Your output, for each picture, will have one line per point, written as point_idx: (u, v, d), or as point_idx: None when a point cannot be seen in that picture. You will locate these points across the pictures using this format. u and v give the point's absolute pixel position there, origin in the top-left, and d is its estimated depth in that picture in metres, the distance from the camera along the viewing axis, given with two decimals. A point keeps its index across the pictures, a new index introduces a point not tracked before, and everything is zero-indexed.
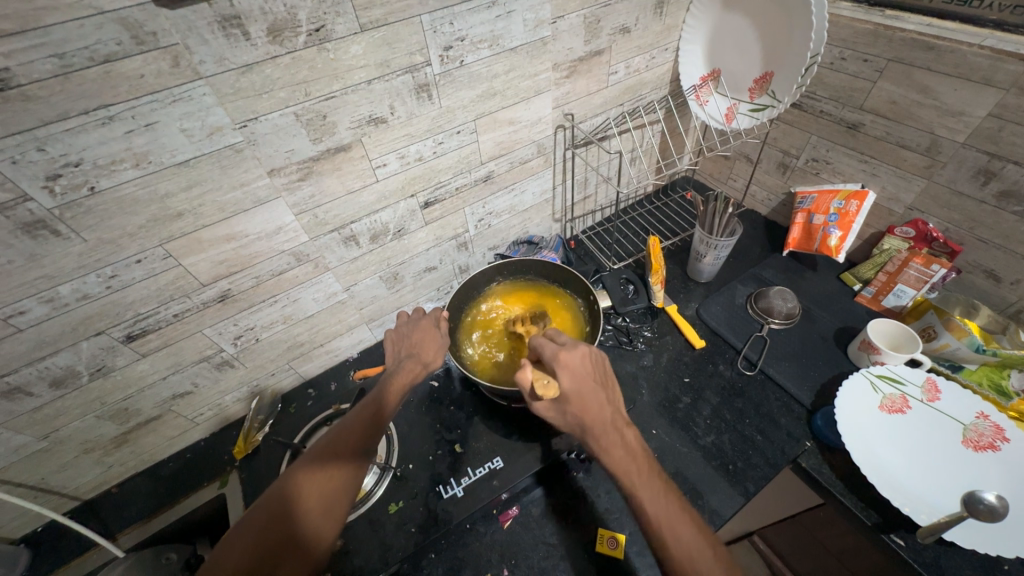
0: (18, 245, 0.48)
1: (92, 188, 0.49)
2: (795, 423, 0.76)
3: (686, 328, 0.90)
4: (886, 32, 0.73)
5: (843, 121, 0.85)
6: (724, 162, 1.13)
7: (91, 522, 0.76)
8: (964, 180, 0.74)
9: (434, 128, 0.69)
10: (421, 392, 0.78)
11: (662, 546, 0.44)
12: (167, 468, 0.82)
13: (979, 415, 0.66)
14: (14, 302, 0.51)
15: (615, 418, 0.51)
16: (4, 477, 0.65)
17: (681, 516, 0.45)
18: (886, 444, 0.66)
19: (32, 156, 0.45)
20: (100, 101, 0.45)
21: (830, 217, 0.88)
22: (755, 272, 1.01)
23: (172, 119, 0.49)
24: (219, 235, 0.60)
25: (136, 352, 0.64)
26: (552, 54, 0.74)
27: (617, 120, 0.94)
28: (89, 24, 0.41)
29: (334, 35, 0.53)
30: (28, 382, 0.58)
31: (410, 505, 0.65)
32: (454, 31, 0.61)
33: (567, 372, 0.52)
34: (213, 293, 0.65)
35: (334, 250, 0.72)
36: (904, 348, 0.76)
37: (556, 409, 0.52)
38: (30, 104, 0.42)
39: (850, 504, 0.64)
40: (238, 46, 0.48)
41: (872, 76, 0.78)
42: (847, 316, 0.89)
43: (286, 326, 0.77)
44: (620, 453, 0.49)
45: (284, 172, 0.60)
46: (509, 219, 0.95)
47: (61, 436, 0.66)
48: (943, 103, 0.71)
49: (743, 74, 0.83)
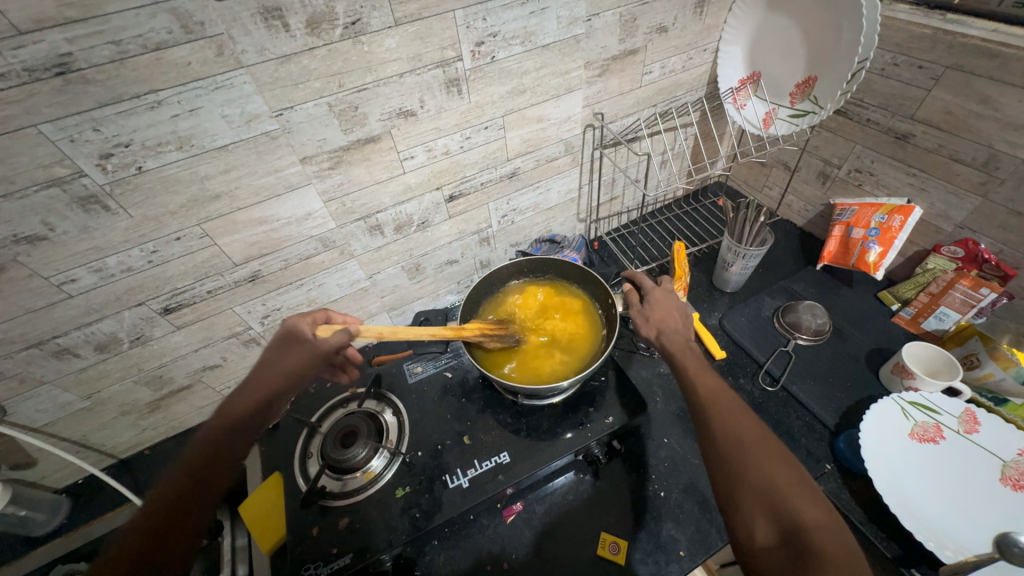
0: (73, 217, 0.52)
1: (140, 168, 0.52)
2: (817, 444, 0.73)
3: (707, 337, 0.87)
4: (946, 37, 0.69)
5: (892, 131, 0.80)
6: (760, 169, 1.09)
7: (125, 479, 0.81)
8: (1023, 200, 0.68)
9: (462, 123, 0.70)
10: (435, 382, 0.80)
11: (722, 427, 0.51)
12: (195, 435, 0.87)
13: (1021, 453, 0.61)
14: (68, 270, 0.56)
15: (687, 334, 0.66)
16: (51, 430, 0.71)
17: (745, 417, 0.52)
18: (913, 474, 0.62)
19: (89, 135, 0.48)
20: (149, 86, 0.48)
21: (871, 232, 0.84)
22: (785, 285, 0.97)
23: (215, 106, 0.52)
24: (252, 218, 0.63)
25: (172, 324, 0.68)
26: (585, 52, 0.73)
27: (648, 121, 0.92)
28: (144, 13, 0.44)
29: (369, 28, 0.54)
30: (76, 345, 0.63)
31: (417, 491, 0.67)
32: (486, 27, 0.62)
33: (657, 296, 0.71)
34: (244, 273, 0.68)
35: (359, 238, 0.74)
36: (942, 374, 0.72)
37: (640, 318, 0.70)
38: (88, 86, 0.45)
39: (868, 530, 0.63)
40: (279, 38, 0.50)
41: (927, 84, 0.73)
42: (882, 337, 0.85)
43: (310, 309, 0.80)
44: (680, 345, 0.64)
45: (316, 161, 0.62)
46: (532, 217, 0.95)
47: (103, 396, 0.71)
48: (1005, 116, 0.66)
49: (785, 78, 0.79)
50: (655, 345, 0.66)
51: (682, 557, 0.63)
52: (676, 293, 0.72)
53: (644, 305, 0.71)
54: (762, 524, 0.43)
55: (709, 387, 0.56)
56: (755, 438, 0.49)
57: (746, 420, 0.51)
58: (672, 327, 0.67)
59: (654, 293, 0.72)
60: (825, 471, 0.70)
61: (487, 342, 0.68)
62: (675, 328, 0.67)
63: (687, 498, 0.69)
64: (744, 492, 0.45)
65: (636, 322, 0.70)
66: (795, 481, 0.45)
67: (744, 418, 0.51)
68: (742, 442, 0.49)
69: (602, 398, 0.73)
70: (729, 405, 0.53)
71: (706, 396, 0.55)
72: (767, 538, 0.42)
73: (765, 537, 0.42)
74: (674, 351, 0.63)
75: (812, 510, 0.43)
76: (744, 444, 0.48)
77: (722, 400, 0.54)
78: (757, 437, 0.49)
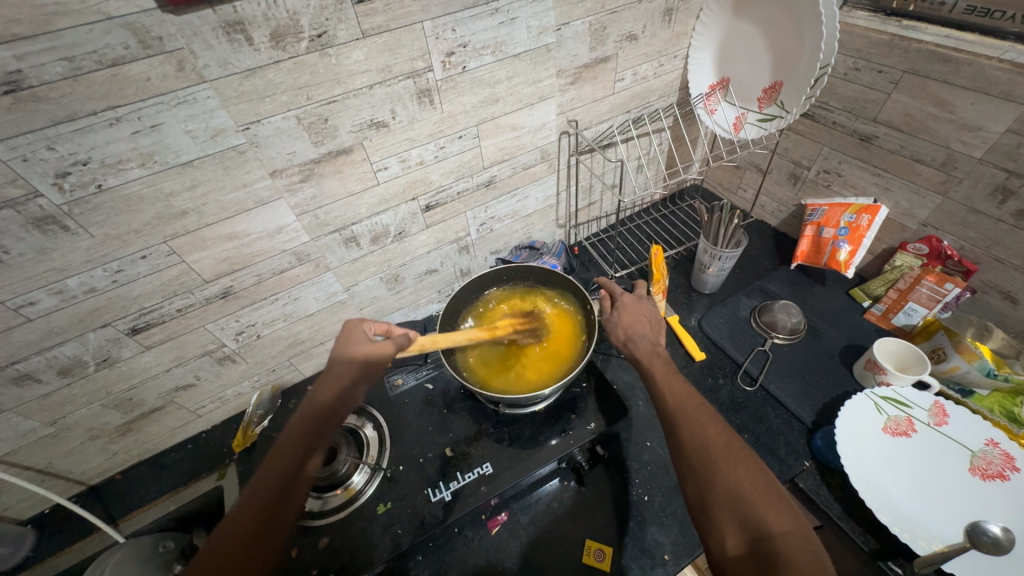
0: (28, 238, 0.50)
1: (100, 186, 0.51)
2: (795, 442, 0.74)
3: (686, 339, 0.89)
4: (902, 42, 0.71)
5: (856, 133, 0.83)
6: (733, 171, 1.11)
7: (95, 506, 0.78)
8: (980, 198, 0.71)
9: (435, 133, 0.70)
10: (415, 394, 0.79)
11: (690, 434, 0.51)
12: (170, 457, 0.84)
13: (988, 443, 0.63)
14: (25, 293, 0.53)
15: (655, 338, 0.67)
16: (13, 460, 0.68)
17: (711, 421, 0.52)
18: (888, 468, 0.64)
19: (43, 154, 0.46)
20: (106, 103, 0.46)
21: (840, 231, 0.86)
22: (760, 285, 0.99)
23: (177, 121, 0.50)
24: (221, 233, 0.61)
25: (141, 344, 0.66)
26: (556, 60, 0.73)
27: (622, 127, 0.93)
28: (98, 29, 0.43)
29: (336, 41, 0.54)
30: (37, 369, 0.60)
31: (399, 506, 0.66)
32: (456, 38, 0.62)
33: (627, 301, 0.73)
34: (215, 290, 0.67)
35: (334, 250, 0.73)
36: (911, 369, 0.73)
37: (611, 325, 0.70)
38: (41, 104, 0.44)
39: (847, 525, 0.64)
40: (242, 51, 0.50)
41: (887, 88, 0.75)
42: (854, 333, 0.87)
43: (286, 323, 0.78)
44: (645, 349, 0.65)
45: (286, 174, 0.61)
46: (511, 224, 0.95)
47: (69, 422, 0.68)
48: (960, 117, 0.68)
49: (753, 83, 0.81)
50: (624, 350, 0.67)
51: (667, 561, 0.64)
52: (648, 300, 0.73)
53: (615, 312, 0.72)
54: (731, 534, 0.44)
55: (677, 396, 0.56)
56: (721, 446, 0.49)
57: (713, 428, 0.51)
58: (641, 332, 0.68)
59: (625, 299, 0.73)
60: (804, 469, 0.71)
61: (522, 338, 0.70)
62: (644, 333, 0.68)
63: (671, 501, 0.69)
64: (713, 503, 0.46)
65: (607, 329, 0.71)
66: (761, 487, 0.45)
67: (710, 425, 0.52)
68: (709, 451, 0.49)
69: (584, 404, 0.74)
70: (696, 411, 0.54)
71: (676, 405, 0.55)
72: (735, 548, 0.43)
73: (734, 547, 0.43)
74: (642, 359, 0.63)
75: (778, 516, 0.43)
76: (711, 451, 0.49)
77: (689, 408, 0.54)
78: (724, 444, 0.49)
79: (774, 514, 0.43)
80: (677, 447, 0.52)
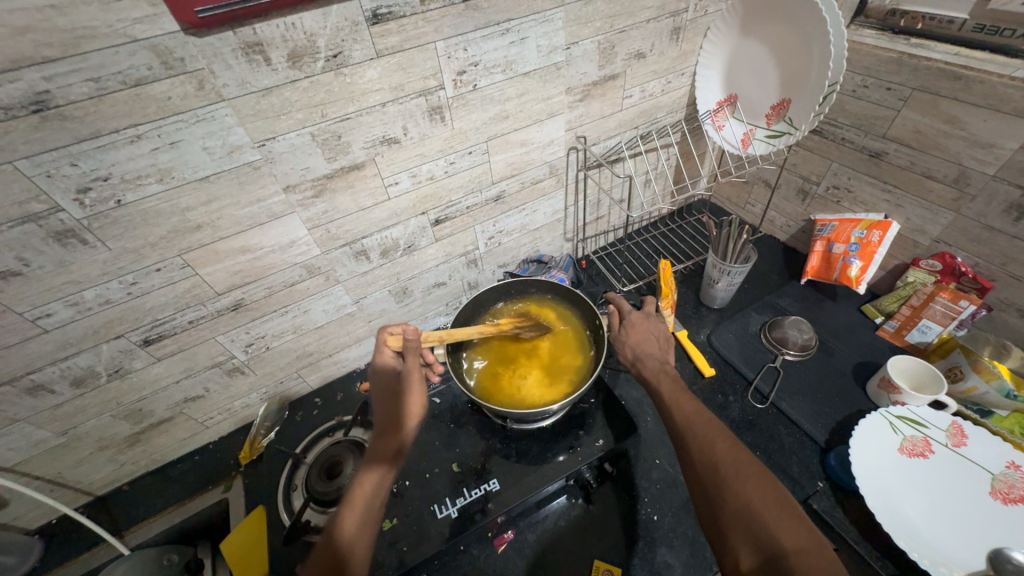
0: (48, 251, 0.51)
1: (118, 201, 0.52)
2: (808, 462, 0.73)
3: (696, 355, 0.88)
4: (910, 61, 0.71)
5: (866, 149, 0.83)
6: (742, 186, 1.11)
7: (101, 517, 0.78)
8: (994, 215, 0.70)
9: (446, 148, 0.71)
10: (423, 408, 0.79)
11: (701, 450, 0.51)
12: (177, 468, 0.84)
13: (1010, 465, 0.61)
14: (43, 305, 0.55)
15: (662, 356, 0.67)
16: (24, 469, 0.68)
17: (720, 435, 0.52)
18: (905, 490, 0.62)
19: (66, 170, 0.48)
20: (129, 120, 0.48)
21: (851, 247, 0.86)
22: (771, 300, 0.98)
23: (196, 138, 0.52)
24: (234, 247, 0.62)
25: (153, 355, 0.67)
26: (565, 78, 0.75)
27: (630, 143, 0.94)
28: (124, 51, 0.44)
29: (350, 60, 0.55)
30: (50, 380, 0.61)
31: (404, 523, 0.65)
32: (467, 57, 0.63)
33: (635, 318, 0.72)
34: (227, 302, 0.67)
35: (345, 263, 0.74)
36: (928, 388, 0.72)
37: (619, 344, 0.70)
38: (66, 123, 0.45)
39: (864, 549, 0.63)
40: (260, 71, 0.51)
41: (896, 105, 0.75)
42: (867, 351, 0.86)
43: (296, 335, 0.79)
44: (653, 366, 0.65)
45: (299, 189, 0.62)
46: (519, 238, 0.95)
47: (79, 432, 0.69)
48: (972, 134, 0.68)
49: (760, 101, 0.82)
50: (632, 369, 0.67)
51: None
52: (656, 318, 0.73)
53: (623, 329, 0.71)
54: (746, 553, 0.43)
55: (685, 410, 0.56)
56: (731, 462, 0.49)
57: (722, 443, 0.51)
58: (649, 351, 0.67)
59: (633, 316, 0.72)
60: (817, 490, 0.69)
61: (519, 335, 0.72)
62: (652, 352, 0.67)
63: (681, 520, 0.68)
64: (725, 520, 0.45)
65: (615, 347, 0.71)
66: (774, 503, 0.44)
67: (720, 440, 0.51)
68: (719, 467, 0.48)
69: (593, 420, 0.73)
70: (705, 426, 0.53)
71: (686, 420, 0.55)
72: (749, 569, 0.42)
73: (748, 566, 0.42)
74: (649, 377, 0.63)
75: (793, 534, 0.42)
76: (722, 467, 0.48)
77: (697, 423, 0.54)
78: (733, 460, 0.49)
79: (788, 532, 0.42)
80: (690, 464, 0.51)
